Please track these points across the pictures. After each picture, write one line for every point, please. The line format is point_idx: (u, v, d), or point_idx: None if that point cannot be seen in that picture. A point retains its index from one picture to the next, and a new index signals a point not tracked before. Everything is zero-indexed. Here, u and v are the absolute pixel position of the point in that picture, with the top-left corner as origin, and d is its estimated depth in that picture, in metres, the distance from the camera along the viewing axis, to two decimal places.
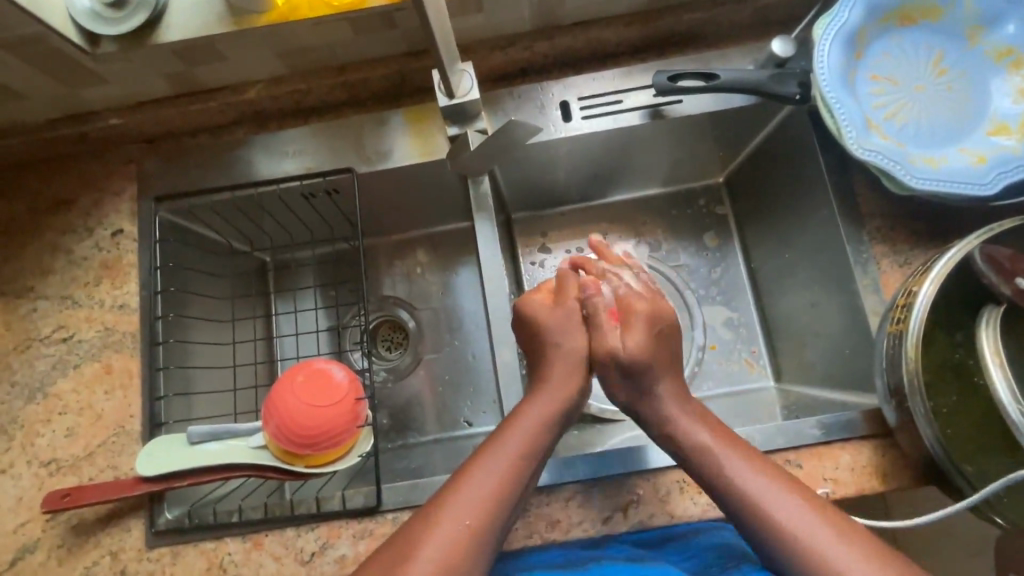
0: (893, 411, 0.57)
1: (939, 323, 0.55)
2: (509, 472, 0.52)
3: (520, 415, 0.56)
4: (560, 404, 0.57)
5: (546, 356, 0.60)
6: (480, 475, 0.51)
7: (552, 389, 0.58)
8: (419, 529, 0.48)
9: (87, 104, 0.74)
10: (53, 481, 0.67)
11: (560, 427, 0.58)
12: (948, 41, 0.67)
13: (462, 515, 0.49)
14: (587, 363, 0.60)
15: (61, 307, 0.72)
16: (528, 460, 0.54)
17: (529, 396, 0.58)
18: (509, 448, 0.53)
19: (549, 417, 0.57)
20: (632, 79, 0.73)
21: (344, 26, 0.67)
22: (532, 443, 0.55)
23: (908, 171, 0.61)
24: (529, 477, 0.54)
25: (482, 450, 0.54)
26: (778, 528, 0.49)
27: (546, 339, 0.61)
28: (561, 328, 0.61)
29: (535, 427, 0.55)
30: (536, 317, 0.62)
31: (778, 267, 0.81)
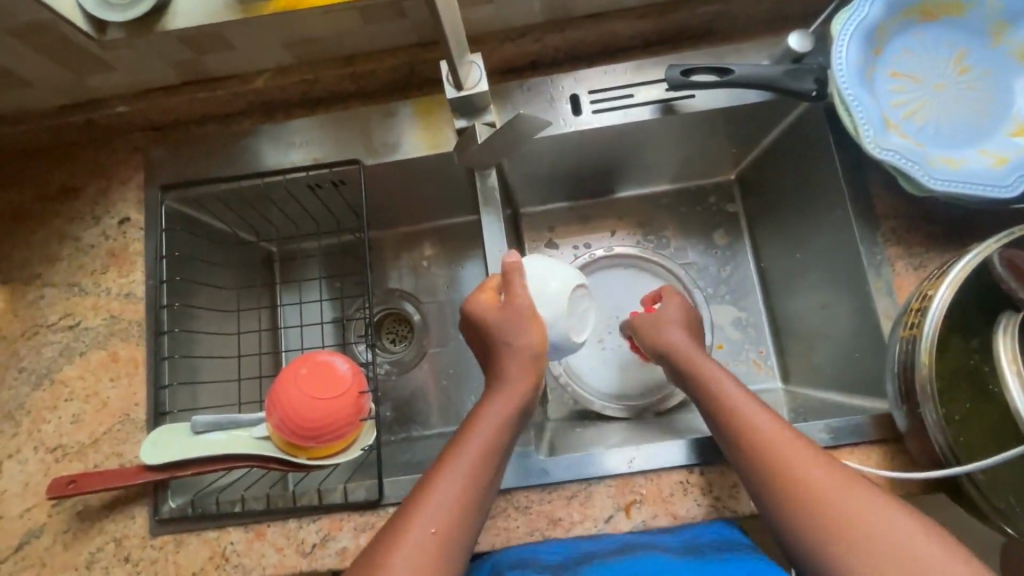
0: (904, 416, 0.56)
1: (954, 329, 0.54)
2: (475, 474, 0.50)
3: (479, 414, 0.54)
4: (517, 401, 0.55)
5: (499, 355, 0.58)
6: (446, 480, 0.49)
7: (508, 386, 0.56)
8: (389, 538, 0.46)
9: (94, 92, 0.74)
10: (59, 467, 0.68)
11: (520, 424, 0.56)
12: (974, 38, 0.65)
13: (430, 520, 0.47)
14: (542, 357, 0.58)
15: (68, 294, 0.72)
16: (489, 459, 0.51)
17: (487, 394, 0.56)
18: (472, 448, 0.51)
19: (508, 413, 0.54)
20: (644, 73, 0.71)
21: (353, 14, 0.66)
22: (495, 442, 0.53)
23: (926, 171, 0.60)
24: (495, 476, 0.52)
25: (446, 453, 0.52)
26: (796, 520, 0.46)
27: (499, 339, 0.58)
28: (515, 326, 0.58)
29: (496, 426, 0.53)
30: (484, 321, 0.59)
31: (788, 267, 0.79)
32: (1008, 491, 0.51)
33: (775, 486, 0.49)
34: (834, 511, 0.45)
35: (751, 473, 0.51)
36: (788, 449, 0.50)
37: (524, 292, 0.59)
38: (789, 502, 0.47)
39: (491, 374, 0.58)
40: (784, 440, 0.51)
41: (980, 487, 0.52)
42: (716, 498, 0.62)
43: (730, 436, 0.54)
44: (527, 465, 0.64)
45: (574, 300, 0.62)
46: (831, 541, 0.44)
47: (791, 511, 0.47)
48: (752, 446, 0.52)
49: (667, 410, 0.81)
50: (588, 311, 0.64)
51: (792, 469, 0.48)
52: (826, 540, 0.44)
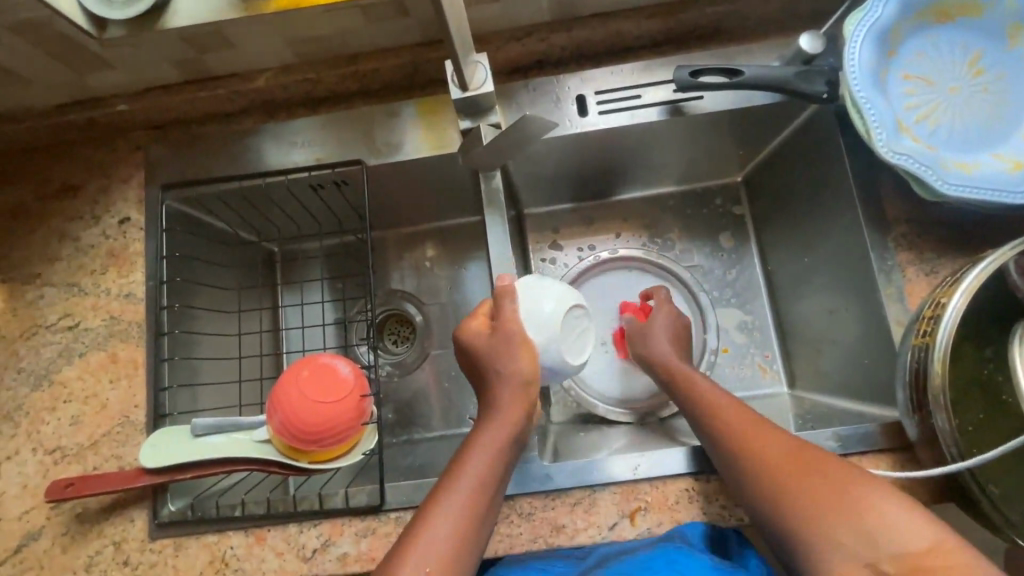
0: (915, 425, 0.55)
1: (968, 337, 0.53)
2: (469, 509, 0.49)
3: (471, 446, 0.53)
4: (510, 432, 0.53)
5: (489, 383, 0.56)
6: (439, 517, 0.48)
7: (501, 415, 0.54)
8: None
9: (94, 90, 0.73)
10: (58, 469, 0.67)
11: (516, 451, 0.54)
12: (989, 40, 0.64)
13: (422, 561, 0.46)
14: (533, 384, 0.56)
15: (68, 294, 0.72)
16: (481, 494, 0.50)
17: (479, 424, 0.54)
18: (465, 482, 0.50)
19: (501, 445, 0.53)
20: (652, 73, 0.70)
21: (356, 13, 0.65)
22: (489, 474, 0.51)
23: (940, 175, 0.59)
24: (492, 507, 0.51)
25: (439, 487, 0.50)
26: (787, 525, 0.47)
27: (489, 367, 0.56)
28: (504, 353, 0.56)
29: (490, 457, 0.52)
30: (472, 351, 0.57)
31: (796, 271, 0.78)
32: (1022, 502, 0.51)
33: (760, 484, 0.50)
34: (818, 506, 0.46)
35: (740, 480, 0.52)
36: (769, 448, 0.51)
37: (516, 317, 0.57)
38: (780, 506, 0.48)
39: (482, 402, 0.57)
40: (770, 443, 0.51)
41: (992, 499, 0.51)
42: (722, 506, 0.61)
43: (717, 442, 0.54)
44: (530, 471, 0.63)
45: (569, 321, 0.59)
46: (818, 535, 0.45)
47: (777, 508, 0.48)
48: (738, 453, 0.52)
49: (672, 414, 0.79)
50: (586, 331, 0.61)
51: (777, 472, 0.49)
52: (811, 535, 0.45)
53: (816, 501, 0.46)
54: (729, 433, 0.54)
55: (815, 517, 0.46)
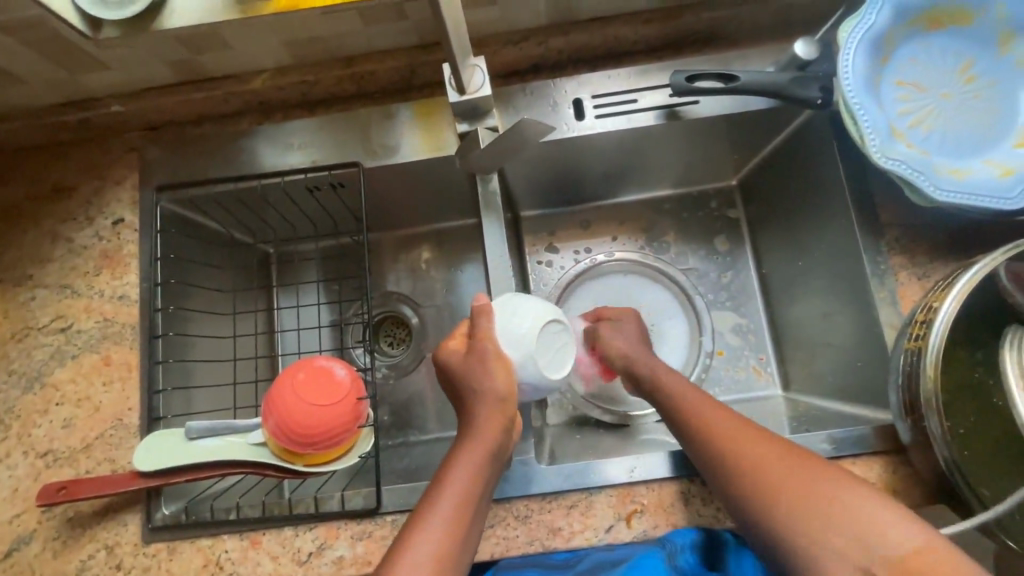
0: (907, 428, 0.56)
1: (958, 341, 0.53)
2: (451, 532, 0.48)
3: (450, 466, 0.52)
4: (485, 450, 0.52)
5: (471, 405, 0.55)
6: (424, 535, 0.48)
7: (477, 434, 0.53)
8: None
9: (88, 90, 0.72)
10: (49, 473, 0.66)
11: (498, 467, 0.54)
12: (979, 47, 0.64)
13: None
14: (510, 400, 0.55)
15: (60, 296, 0.71)
16: (466, 511, 0.49)
17: (457, 444, 0.53)
18: (446, 503, 0.49)
19: (482, 461, 0.52)
20: (648, 78, 0.71)
21: (353, 15, 0.65)
22: (470, 494, 0.50)
23: (932, 182, 0.59)
24: (476, 527, 0.51)
25: (420, 508, 0.50)
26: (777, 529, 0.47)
27: (466, 387, 0.55)
28: (478, 372, 0.55)
29: (469, 477, 0.51)
30: (451, 372, 0.57)
31: (790, 273, 0.79)
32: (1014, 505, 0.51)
33: (727, 471, 0.52)
34: (781, 493, 0.48)
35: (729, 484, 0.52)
36: (735, 436, 0.53)
37: (491, 334, 0.56)
38: (772, 511, 0.48)
39: (463, 419, 0.56)
40: (759, 447, 0.52)
41: (983, 500, 0.51)
42: (718, 508, 0.62)
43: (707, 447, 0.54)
44: (527, 474, 0.63)
45: (548, 336, 0.58)
46: (783, 521, 0.47)
47: (744, 494, 0.50)
48: (729, 459, 0.52)
49: None
50: (567, 347, 0.60)
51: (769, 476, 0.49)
52: (775, 519, 0.48)
53: (777, 490, 0.49)
54: (697, 423, 0.56)
55: (780, 504, 0.48)
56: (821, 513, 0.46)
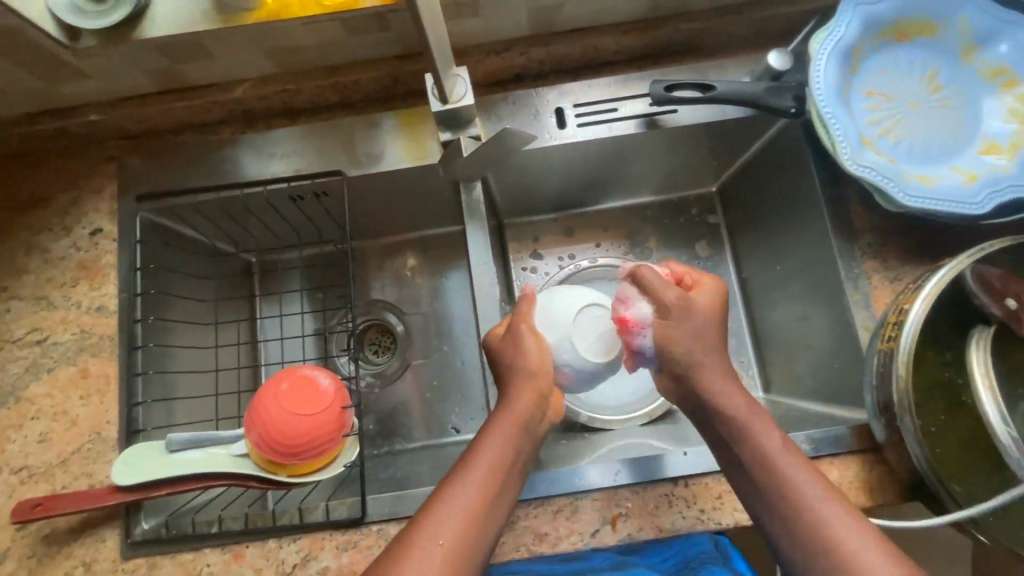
0: (882, 427, 0.57)
1: (929, 342, 0.55)
2: (482, 496, 0.49)
3: (483, 434, 0.53)
4: (516, 420, 0.53)
5: (510, 376, 0.56)
6: (459, 494, 0.49)
7: (511, 406, 0.54)
8: (399, 550, 0.46)
9: (64, 99, 0.71)
10: (24, 489, 0.65)
11: (531, 442, 0.54)
12: (944, 59, 0.67)
13: (440, 532, 0.47)
14: (542, 376, 0.56)
15: (36, 308, 0.70)
16: (498, 477, 0.50)
17: (490, 415, 0.54)
18: (480, 468, 0.50)
19: (516, 429, 0.53)
20: (629, 88, 0.72)
21: (336, 26, 0.65)
22: (501, 462, 0.51)
23: (901, 188, 0.61)
24: (506, 499, 0.51)
25: (455, 469, 0.51)
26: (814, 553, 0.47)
27: (504, 364, 0.57)
28: (513, 351, 0.56)
29: (502, 446, 0.52)
30: (491, 353, 0.59)
31: (769, 277, 0.81)
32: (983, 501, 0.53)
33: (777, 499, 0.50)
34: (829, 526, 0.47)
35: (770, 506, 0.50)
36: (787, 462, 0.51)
37: (527, 316, 0.58)
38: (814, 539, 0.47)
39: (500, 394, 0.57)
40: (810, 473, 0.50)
41: (954, 496, 0.53)
42: (701, 509, 0.62)
43: (756, 466, 0.52)
44: None
45: (589, 319, 0.58)
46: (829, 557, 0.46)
47: (781, 510, 0.49)
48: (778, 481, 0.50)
49: (655, 420, 0.81)
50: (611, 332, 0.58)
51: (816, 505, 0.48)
52: (820, 553, 0.47)
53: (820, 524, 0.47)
54: (751, 445, 0.52)
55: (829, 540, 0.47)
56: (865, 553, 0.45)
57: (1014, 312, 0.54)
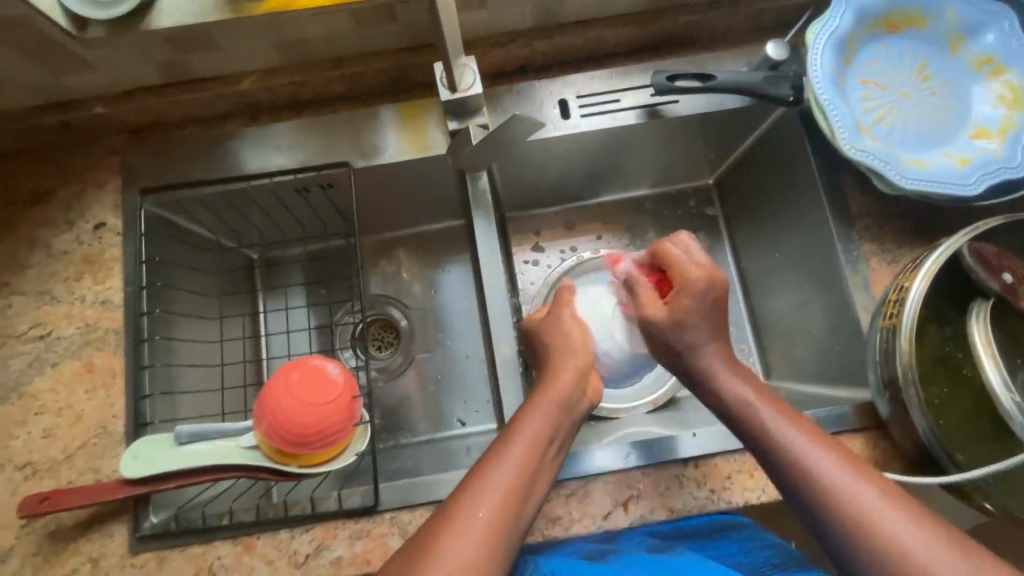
0: (886, 403, 0.59)
1: (928, 318, 0.57)
2: (522, 470, 0.50)
3: (521, 412, 0.55)
4: (557, 399, 0.56)
5: (553, 360, 0.60)
6: (498, 466, 0.49)
7: (552, 385, 0.57)
8: (439, 525, 0.46)
9: (67, 92, 0.71)
10: (28, 486, 0.64)
11: (569, 421, 0.56)
12: (933, 49, 0.70)
13: (479, 503, 0.47)
14: (583, 352, 0.61)
15: (39, 303, 0.69)
16: (538, 452, 0.51)
17: (530, 395, 0.56)
18: (521, 443, 0.51)
19: (555, 408, 0.55)
20: (630, 79, 0.74)
21: (345, 17, 0.66)
22: (542, 435, 0.52)
23: (897, 171, 0.63)
24: (544, 479, 0.52)
25: (495, 444, 0.52)
26: (810, 485, 0.48)
27: (546, 347, 0.62)
28: (555, 328, 0.63)
29: (543, 420, 0.54)
30: (533, 339, 0.64)
31: (767, 266, 0.82)
32: (985, 470, 0.54)
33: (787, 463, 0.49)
34: (830, 472, 0.47)
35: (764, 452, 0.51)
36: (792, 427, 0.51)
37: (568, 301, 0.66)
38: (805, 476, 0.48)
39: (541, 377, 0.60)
40: (801, 425, 0.51)
41: (958, 465, 0.54)
42: (711, 490, 0.63)
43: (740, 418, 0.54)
44: None
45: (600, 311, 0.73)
46: (821, 492, 0.47)
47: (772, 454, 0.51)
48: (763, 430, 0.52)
49: (659, 408, 0.82)
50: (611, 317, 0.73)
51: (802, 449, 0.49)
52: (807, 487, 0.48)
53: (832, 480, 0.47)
54: (729, 398, 0.55)
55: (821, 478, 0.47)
56: (867, 496, 0.46)
57: (1010, 286, 0.57)
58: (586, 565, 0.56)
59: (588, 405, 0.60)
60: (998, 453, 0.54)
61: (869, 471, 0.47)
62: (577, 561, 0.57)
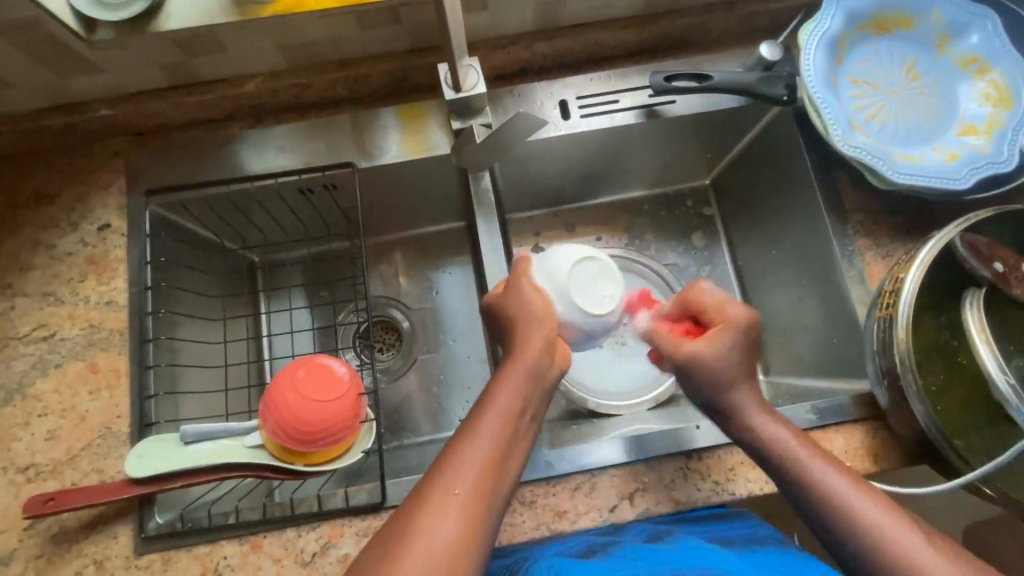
0: (885, 393, 0.60)
1: (924, 307, 0.59)
2: (492, 449, 0.50)
3: (492, 389, 0.54)
4: (526, 370, 0.55)
5: (516, 330, 0.58)
6: (470, 448, 0.50)
7: (520, 356, 0.55)
8: (413, 506, 0.47)
9: (72, 94, 0.71)
10: (31, 488, 0.63)
11: (540, 394, 0.55)
12: (920, 49, 0.72)
13: (452, 484, 0.47)
14: (550, 320, 0.58)
15: (42, 305, 0.69)
16: (509, 430, 0.52)
17: (499, 369, 0.56)
18: (491, 422, 0.51)
19: (523, 381, 0.54)
20: (628, 80, 0.75)
21: (351, 20, 0.67)
22: (510, 412, 0.52)
23: (890, 166, 0.65)
24: (516, 454, 0.52)
25: (467, 423, 0.52)
26: (818, 495, 0.50)
27: (509, 317, 0.58)
28: (518, 300, 0.58)
29: (511, 396, 0.53)
30: (493, 310, 0.60)
31: (763, 263, 0.84)
32: (982, 454, 0.56)
33: (783, 464, 0.53)
34: (833, 483, 0.50)
35: (771, 464, 0.54)
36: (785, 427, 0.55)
37: (527, 270, 0.60)
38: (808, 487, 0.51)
39: (508, 349, 0.58)
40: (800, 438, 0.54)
41: (957, 450, 0.56)
42: (715, 481, 0.64)
43: (744, 433, 0.56)
44: (530, 459, 0.64)
45: (584, 276, 0.58)
46: (825, 502, 0.50)
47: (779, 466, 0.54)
48: (769, 444, 0.55)
49: (660, 405, 0.83)
50: (611, 281, 0.59)
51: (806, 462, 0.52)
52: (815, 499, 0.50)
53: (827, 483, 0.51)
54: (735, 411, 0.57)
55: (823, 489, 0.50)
56: (867, 505, 0.49)
57: (1002, 274, 0.58)
58: (583, 559, 0.55)
59: (562, 369, 0.58)
60: (993, 438, 0.56)
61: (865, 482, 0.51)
62: (574, 556, 0.56)
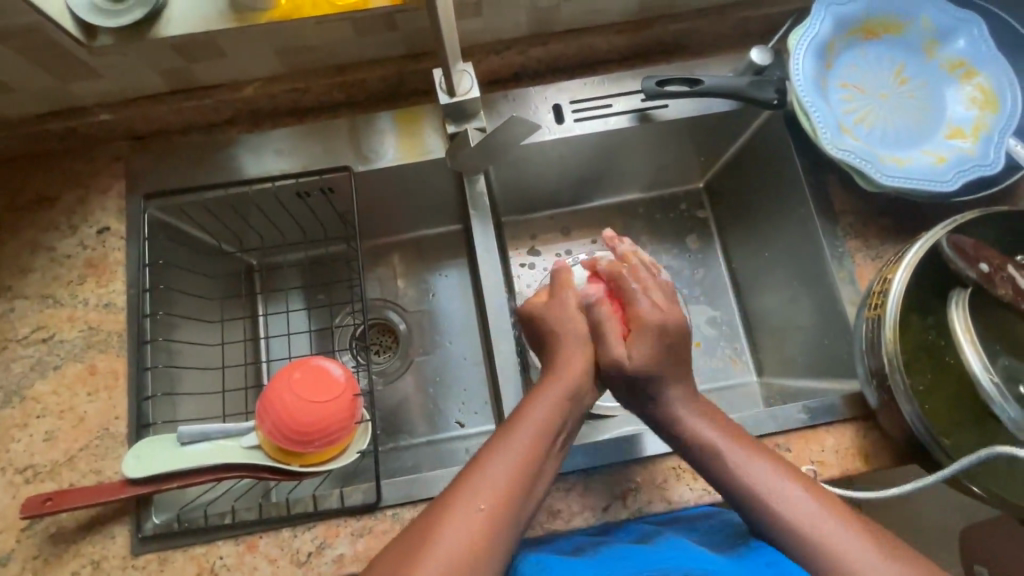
0: (874, 392, 0.61)
1: (911, 307, 0.59)
2: (519, 463, 0.51)
3: (526, 403, 0.56)
4: (563, 391, 0.57)
5: (557, 347, 0.61)
6: (496, 460, 0.51)
7: (558, 376, 0.58)
8: (436, 514, 0.48)
9: (73, 99, 0.72)
10: (29, 489, 0.64)
11: (574, 413, 0.57)
12: (909, 54, 0.73)
13: (477, 497, 0.49)
14: (590, 340, 0.61)
15: (41, 307, 0.70)
16: (539, 445, 0.53)
17: (536, 385, 0.58)
18: (522, 436, 0.53)
19: (556, 401, 0.56)
20: (621, 85, 0.76)
21: (347, 25, 0.68)
22: (543, 428, 0.54)
23: (879, 170, 0.66)
24: (543, 472, 0.53)
25: (497, 435, 0.54)
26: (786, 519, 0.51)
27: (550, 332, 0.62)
28: (561, 316, 0.62)
29: (545, 413, 0.55)
30: (534, 321, 0.64)
31: (756, 265, 0.85)
32: (969, 452, 0.56)
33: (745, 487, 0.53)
34: (801, 508, 0.51)
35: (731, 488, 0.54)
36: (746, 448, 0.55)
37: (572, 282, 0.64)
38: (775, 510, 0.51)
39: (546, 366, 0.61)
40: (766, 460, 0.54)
41: (945, 449, 0.56)
42: (707, 481, 0.65)
43: (704, 457, 0.56)
44: None
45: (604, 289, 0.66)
46: (793, 525, 0.50)
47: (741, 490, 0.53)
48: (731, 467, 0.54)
49: None
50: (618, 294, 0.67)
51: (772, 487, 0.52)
52: (782, 524, 0.51)
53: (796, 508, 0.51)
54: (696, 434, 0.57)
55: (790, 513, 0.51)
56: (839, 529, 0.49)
57: (987, 275, 0.58)
58: (573, 559, 0.55)
59: (596, 392, 0.61)
60: (980, 436, 0.57)
61: (836, 503, 0.51)
62: (562, 555, 0.56)
